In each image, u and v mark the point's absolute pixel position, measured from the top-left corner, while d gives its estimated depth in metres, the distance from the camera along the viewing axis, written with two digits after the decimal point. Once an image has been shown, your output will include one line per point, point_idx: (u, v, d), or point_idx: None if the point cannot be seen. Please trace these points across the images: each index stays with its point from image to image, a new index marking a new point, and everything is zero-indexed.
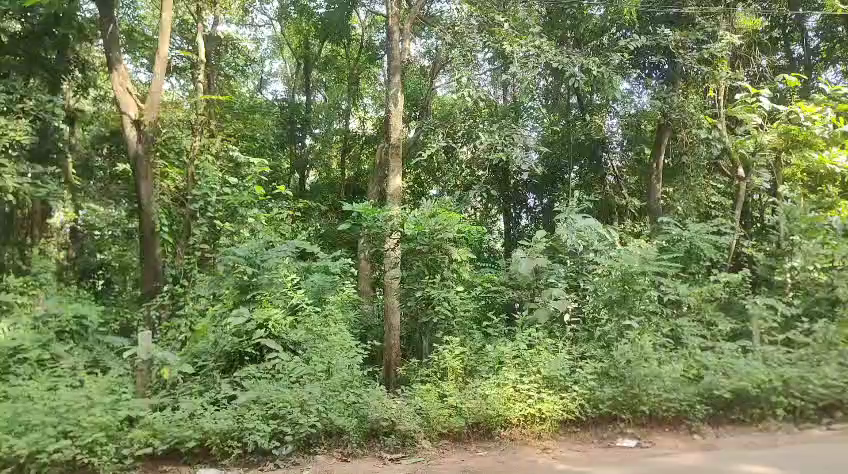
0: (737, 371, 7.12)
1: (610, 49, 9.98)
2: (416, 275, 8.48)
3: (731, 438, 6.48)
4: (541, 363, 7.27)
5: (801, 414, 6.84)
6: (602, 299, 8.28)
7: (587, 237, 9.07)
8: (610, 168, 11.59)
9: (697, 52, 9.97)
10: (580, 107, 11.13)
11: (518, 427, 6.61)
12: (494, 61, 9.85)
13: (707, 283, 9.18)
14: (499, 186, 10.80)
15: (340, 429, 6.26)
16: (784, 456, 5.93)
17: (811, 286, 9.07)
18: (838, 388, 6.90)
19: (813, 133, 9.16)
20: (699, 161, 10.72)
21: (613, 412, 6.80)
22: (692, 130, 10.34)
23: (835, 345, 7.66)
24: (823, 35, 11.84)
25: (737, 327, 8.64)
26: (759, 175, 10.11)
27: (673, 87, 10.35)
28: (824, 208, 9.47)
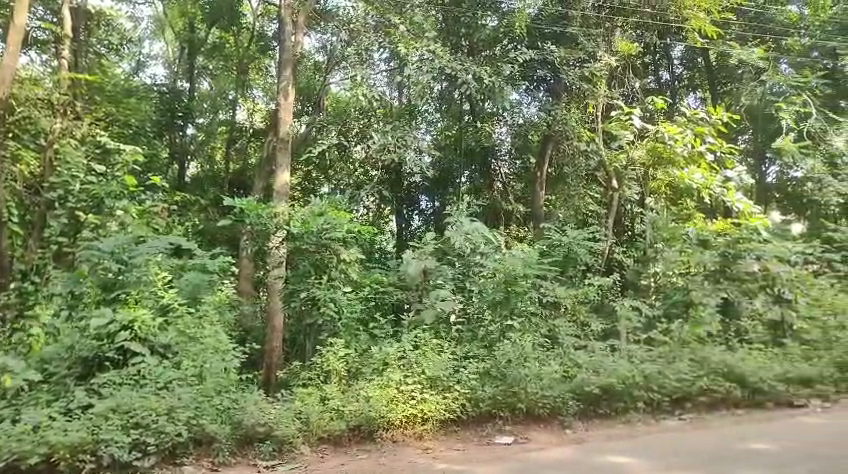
0: (604, 369, 7.61)
1: (501, 59, 10.28)
2: (302, 275, 8.19)
3: (598, 431, 6.90)
4: (426, 364, 7.33)
5: (658, 406, 7.49)
6: (487, 300, 8.63)
7: (472, 241, 9.25)
8: (499, 175, 11.56)
9: (579, 69, 10.73)
10: (471, 114, 10.55)
11: (401, 428, 6.59)
12: (390, 62, 9.83)
13: (582, 286, 9.76)
14: (391, 187, 10.51)
15: (211, 438, 5.94)
16: (644, 447, 6.38)
17: (670, 289, 10.07)
18: (688, 382, 7.67)
19: (676, 153, 10.51)
20: (578, 171, 11.28)
21: (492, 411, 7.00)
22: (574, 141, 10.91)
23: (688, 343, 8.63)
24: (686, 64, 13.17)
25: (606, 327, 9.22)
26: (630, 187, 10.99)
27: (557, 100, 10.90)
28: (682, 220, 10.72)
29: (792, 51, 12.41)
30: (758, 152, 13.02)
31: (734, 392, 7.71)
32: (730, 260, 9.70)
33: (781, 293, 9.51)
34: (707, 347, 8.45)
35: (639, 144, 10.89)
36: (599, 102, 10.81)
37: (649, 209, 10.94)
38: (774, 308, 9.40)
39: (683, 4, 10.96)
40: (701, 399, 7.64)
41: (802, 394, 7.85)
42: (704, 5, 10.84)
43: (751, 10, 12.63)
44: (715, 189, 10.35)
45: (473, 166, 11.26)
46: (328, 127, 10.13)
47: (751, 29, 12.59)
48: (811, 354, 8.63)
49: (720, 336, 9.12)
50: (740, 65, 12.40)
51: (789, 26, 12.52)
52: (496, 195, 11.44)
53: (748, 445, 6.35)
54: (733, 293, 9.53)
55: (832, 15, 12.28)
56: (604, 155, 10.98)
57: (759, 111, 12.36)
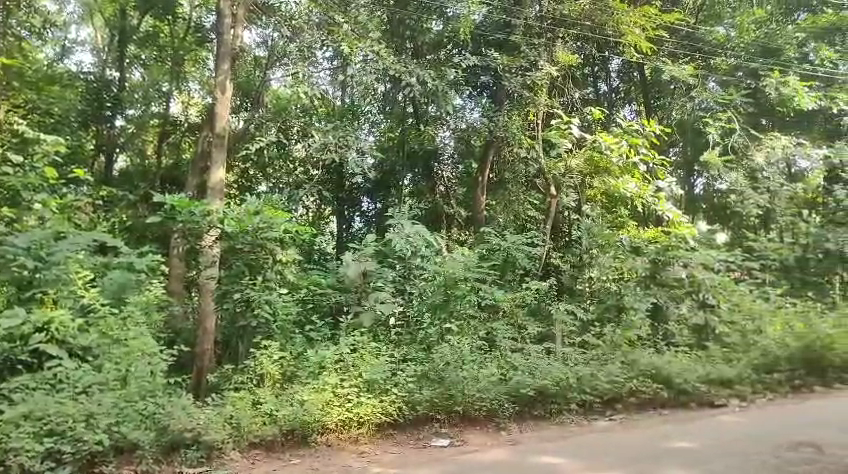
0: (539, 371, 7.76)
1: (445, 63, 10.45)
2: (234, 276, 7.89)
3: (532, 433, 7.00)
4: (363, 367, 7.22)
5: (589, 407, 7.70)
6: (427, 303, 8.65)
7: (413, 242, 9.23)
8: (441, 179, 11.53)
9: (521, 77, 10.90)
10: (415, 117, 10.62)
11: (335, 432, 6.48)
12: (333, 61, 9.73)
13: (520, 289, 9.92)
14: (334, 188, 10.48)
15: (133, 445, 5.61)
16: (575, 447, 6.52)
17: (604, 293, 10.47)
18: (619, 383, 7.92)
19: (611, 162, 10.80)
20: (517, 177, 11.45)
21: (429, 413, 6.99)
22: (514, 148, 11.05)
23: (619, 345, 8.94)
24: (622, 78, 13.54)
25: (543, 330, 9.44)
26: (567, 195, 11.25)
27: (499, 107, 11.00)
28: (617, 228, 11.11)
29: (719, 70, 13.21)
30: (686, 165, 13.63)
31: (661, 393, 8.04)
32: (660, 265, 10.38)
33: (705, 299, 10.20)
34: (637, 350, 8.77)
35: (577, 152, 11.08)
36: (539, 110, 10.95)
37: (585, 216, 11.26)
38: (699, 313, 10.07)
39: (621, 19, 11.22)
40: (630, 399, 7.94)
41: (723, 394, 8.25)
42: (640, 21, 11.31)
43: (683, 30, 13.03)
44: (648, 198, 10.81)
45: (416, 169, 11.26)
46: (266, 124, 9.85)
47: (682, 47, 13.12)
48: (731, 356, 9.10)
49: (649, 340, 9.49)
50: (673, 80, 12.91)
51: (716, 46, 13.24)
52: (437, 198, 11.44)
53: (673, 444, 6.62)
54: (662, 298, 10.24)
55: (755, 37, 13.06)
56: (544, 162, 11.09)
57: (689, 125, 13.00)
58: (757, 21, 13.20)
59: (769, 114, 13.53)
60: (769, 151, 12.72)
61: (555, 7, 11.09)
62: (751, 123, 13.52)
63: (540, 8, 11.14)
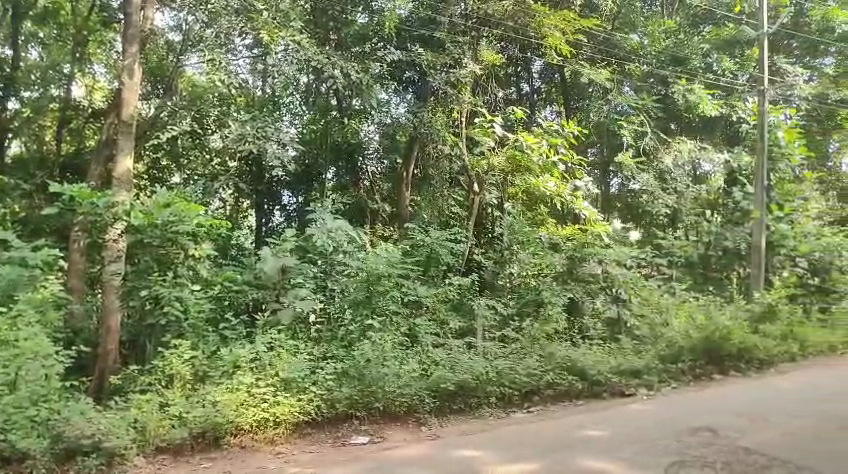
0: (460, 366, 7.84)
1: (369, 57, 10.23)
2: (143, 272, 7.51)
3: (452, 427, 7.06)
4: (280, 365, 7.03)
5: (508, 400, 7.84)
6: (348, 299, 8.53)
7: (335, 237, 8.98)
8: (366, 173, 11.46)
9: (445, 74, 10.95)
10: (339, 109, 10.37)
11: (250, 433, 6.27)
12: (253, 49, 9.28)
13: (443, 285, 9.97)
14: (252, 181, 9.99)
15: (23, 454, 5.22)
16: (493, 439, 6.65)
17: (524, 288, 10.76)
18: (536, 376, 8.15)
19: (532, 161, 11.13)
20: (442, 174, 11.44)
21: (349, 411, 6.89)
22: (438, 144, 11.05)
23: (537, 339, 9.19)
24: (545, 79, 13.71)
25: (464, 325, 9.55)
26: (489, 191, 11.51)
27: (424, 103, 10.93)
28: (537, 225, 11.57)
29: (633, 76, 13.74)
30: (602, 165, 13.96)
31: (576, 384, 8.31)
32: (576, 261, 10.99)
33: (618, 294, 10.82)
34: (554, 343, 9.06)
35: (499, 151, 11.38)
36: (463, 108, 11.14)
37: (506, 213, 11.51)
38: (611, 307, 10.74)
39: (542, 22, 11.51)
40: (547, 391, 8.14)
41: (632, 384, 8.65)
42: (561, 25, 11.59)
43: (600, 35, 13.25)
44: (565, 197, 11.27)
45: (340, 163, 11.11)
46: (180, 113, 9.21)
47: (599, 53, 13.39)
48: (640, 349, 9.60)
49: (565, 333, 9.87)
50: (591, 83, 13.15)
51: (631, 53, 13.60)
52: (360, 193, 11.33)
53: (585, 433, 6.88)
54: (578, 292, 10.77)
55: (666, 46, 13.86)
56: (468, 160, 11.31)
57: (605, 127, 13.27)
58: (666, 31, 14.06)
59: (677, 119, 14.33)
60: (677, 154, 13.60)
61: (481, 6, 11.25)
62: (660, 127, 14.23)
63: (464, 7, 11.34)
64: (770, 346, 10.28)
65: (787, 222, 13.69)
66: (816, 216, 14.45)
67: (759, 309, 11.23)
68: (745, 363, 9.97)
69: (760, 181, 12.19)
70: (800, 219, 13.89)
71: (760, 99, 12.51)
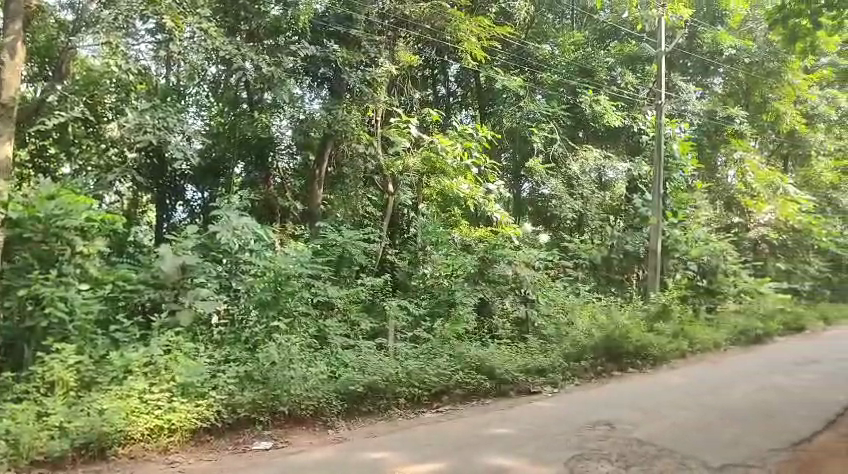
0: (369, 368, 7.79)
1: (282, 50, 9.90)
2: (21, 270, 6.86)
3: (359, 429, 6.97)
4: (178, 369, 6.65)
5: (417, 401, 7.85)
6: (253, 299, 8.19)
7: (241, 235, 8.41)
8: (276, 170, 10.77)
9: (361, 73, 10.77)
10: (248, 102, 9.85)
11: (141, 442, 5.88)
12: (156, 34, 8.66)
13: (355, 286, 9.84)
14: (151, 173, 9.27)
15: None
16: (400, 440, 6.64)
17: (436, 289, 10.77)
18: (445, 376, 8.22)
19: (446, 163, 11.32)
20: (357, 172, 11.24)
21: (252, 416, 6.62)
22: (352, 143, 10.90)
23: (448, 339, 9.34)
24: (461, 83, 13.80)
25: (376, 326, 9.47)
26: (405, 192, 11.53)
27: (338, 100, 10.63)
28: (450, 226, 11.70)
29: (545, 85, 14.20)
30: (514, 169, 14.00)
31: (484, 383, 8.45)
32: (488, 262, 11.27)
33: (526, 294, 11.28)
34: (464, 343, 9.23)
35: (414, 152, 11.45)
36: (378, 108, 11.02)
37: (420, 214, 11.59)
38: (520, 307, 11.15)
39: (459, 26, 11.72)
40: (457, 391, 8.23)
41: (538, 382, 8.97)
42: (475, 31, 11.90)
43: (514, 44, 13.79)
44: (478, 199, 11.51)
45: (250, 157, 10.36)
46: (71, 98, 8.38)
47: (513, 60, 13.88)
48: (547, 348, 9.99)
49: (475, 334, 10.23)
50: (505, 89, 13.45)
51: (542, 62, 14.17)
52: (271, 191, 10.67)
53: (492, 430, 7.02)
54: (488, 294, 11.02)
55: (575, 57, 14.61)
56: (382, 160, 11.23)
57: (518, 133, 13.59)
58: (574, 43, 14.88)
59: (584, 127, 14.76)
60: (583, 162, 14.10)
61: (398, 6, 11.25)
62: (568, 135, 14.59)
63: (381, 6, 11.23)
64: (664, 343, 11.01)
65: (681, 228, 14.75)
66: (705, 223, 15.62)
67: (655, 309, 12.29)
68: (641, 359, 10.62)
69: (656, 190, 13.05)
70: (692, 225, 15.02)
71: (658, 113, 13.35)
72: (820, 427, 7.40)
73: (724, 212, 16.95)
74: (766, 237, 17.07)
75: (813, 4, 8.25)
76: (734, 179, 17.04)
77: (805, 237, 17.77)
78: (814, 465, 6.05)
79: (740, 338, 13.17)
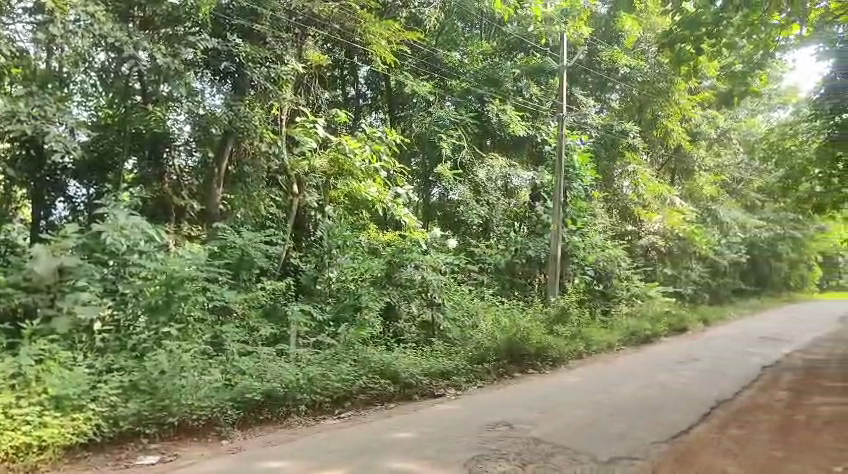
0: (268, 375, 7.56)
1: (180, 40, 9.36)
2: None
3: (256, 438, 6.70)
4: (51, 380, 6.07)
5: (319, 407, 7.67)
6: (141, 304, 7.61)
7: (129, 235, 7.76)
8: (172, 167, 10.04)
9: (265, 69, 10.35)
10: (142, 94, 9.25)
11: (5, 462, 5.20)
12: (35, 15, 7.87)
13: (254, 290, 9.47)
14: (26, 165, 8.22)
15: None
16: (299, 448, 6.45)
17: (342, 293, 10.70)
18: (349, 382, 8.10)
19: (354, 166, 11.23)
20: (259, 171, 10.75)
21: (136, 429, 6.17)
22: (255, 142, 10.48)
23: (352, 344, 9.25)
24: (372, 86, 13.73)
25: (276, 332, 9.23)
26: (310, 194, 11.22)
27: (241, 96, 10.25)
28: (358, 229, 11.66)
29: (454, 92, 14.57)
30: (424, 173, 14.08)
31: (388, 388, 8.45)
32: (395, 266, 11.26)
33: (433, 299, 11.33)
34: (369, 348, 9.16)
35: (321, 153, 11.33)
36: (283, 106, 10.71)
37: (327, 216, 11.42)
38: (427, 311, 11.18)
39: (368, 28, 11.64)
40: (360, 396, 8.13)
41: (442, 385, 9.08)
42: (385, 34, 11.88)
43: (424, 50, 14.04)
44: (387, 202, 11.62)
45: (143, 151, 9.65)
46: None
47: (423, 65, 14.15)
48: (452, 350, 10.20)
49: (381, 338, 10.23)
50: (414, 94, 13.67)
51: (452, 69, 14.50)
52: (166, 189, 10.00)
53: (394, 435, 6.98)
54: (395, 298, 10.99)
55: (483, 66, 15.02)
56: (287, 160, 10.94)
57: (427, 137, 13.70)
58: (483, 53, 15.43)
59: (492, 135, 15.13)
60: (490, 169, 14.46)
61: (306, 4, 10.90)
62: (476, 142, 14.95)
63: (288, 2, 10.76)
64: (562, 345, 11.61)
65: (579, 235, 15.50)
66: (601, 230, 16.58)
67: (554, 311, 12.80)
68: (541, 360, 11.12)
69: (557, 198, 13.64)
70: (590, 232, 15.76)
71: (559, 124, 14.01)
72: (696, 420, 8.01)
73: (619, 221, 18.04)
74: (656, 244, 18.38)
75: (696, 31, 8.93)
76: (629, 191, 18.03)
77: (691, 245, 19.19)
78: (690, 456, 6.51)
79: (631, 339, 14.08)
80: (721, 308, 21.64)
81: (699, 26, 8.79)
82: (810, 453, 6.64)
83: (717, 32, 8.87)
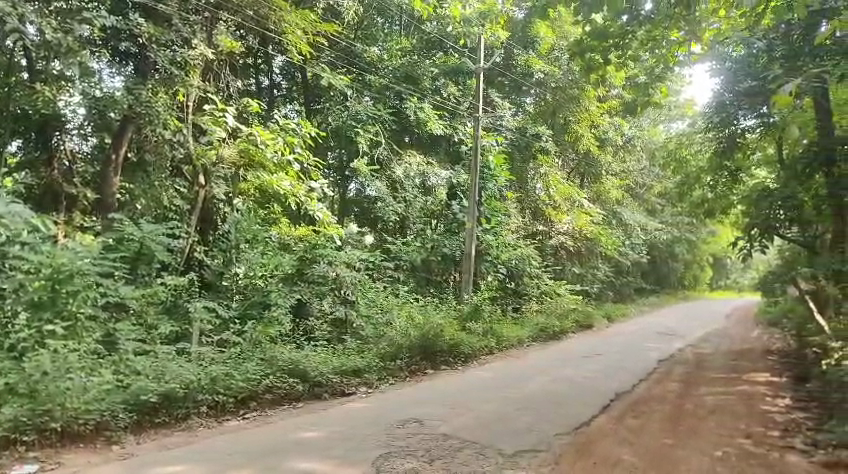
0: (167, 376, 7.15)
1: (72, 15, 8.42)
2: None
3: (151, 442, 6.32)
4: None
5: (221, 409, 7.36)
6: (23, 300, 6.98)
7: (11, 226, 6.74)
8: (62, 152, 9.36)
9: (171, 53, 9.89)
10: (28, 72, 8.47)
11: None
12: None
13: (154, 285, 9.06)
14: None
15: None
16: (199, 450, 6.14)
17: (250, 290, 10.37)
18: (254, 381, 7.84)
19: (266, 157, 10.77)
20: (161, 161, 10.24)
21: (11, 436, 5.56)
22: (158, 129, 9.66)
23: (260, 343, 8.96)
24: (286, 76, 13.90)
25: (176, 330, 8.76)
26: (217, 186, 10.64)
27: (143, 80, 9.76)
28: (269, 224, 11.41)
29: (373, 87, 14.42)
30: (340, 168, 14.05)
31: (296, 387, 8.25)
32: (306, 263, 11.02)
33: (346, 295, 11.24)
34: (278, 347, 8.91)
35: (230, 143, 10.76)
36: (190, 92, 10.06)
37: (235, 209, 10.89)
38: (339, 308, 11.02)
39: (284, 17, 11.32)
40: (266, 396, 7.89)
41: (353, 383, 8.98)
42: (301, 24, 11.67)
43: (341, 43, 13.84)
44: (300, 197, 11.14)
45: (28, 134, 8.98)
46: None
47: (340, 59, 13.94)
48: (364, 348, 10.11)
49: (289, 337, 9.92)
50: (331, 87, 13.49)
51: (369, 64, 14.47)
52: (55, 176, 9.29)
53: (301, 435, 6.82)
54: (306, 295, 10.70)
55: (401, 64, 15.03)
56: (193, 149, 10.36)
57: (343, 132, 13.42)
58: (401, 49, 15.53)
59: (410, 133, 15.27)
60: (407, 166, 14.47)
61: None
62: (394, 138, 15.04)
63: None
64: (474, 342, 11.87)
65: (493, 234, 15.89)
66: (513, 230, 17.29)
67: (468, 309, 13.06)
68: (453, 357, 11.29)
69: (472, 198, 13.87)
70: (503, 231, 16.24)
71: (476, 124, 14.25)
72: (596, 412, 8.40)
73: (531, 221, 18.64)
74: (565, 244, 19.18)
75: (604, 43, 9.18)
76: (541, 192, 18.72)
77: (597, 245, 20.21)
78: (590, 445, 6.83)
79: (540, 335, 14.63)
80: (623, 305, 22.94)
81: (608, 37, 9.05)
82: (694, 439, 7.14)
83: (622, 45, 9.20)
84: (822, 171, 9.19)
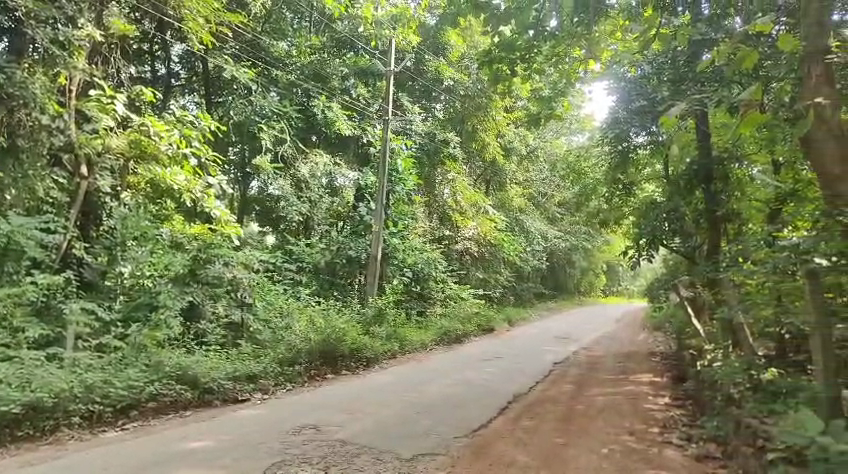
0: (34, 384, 6.47)
1: None
2: None
3: (11, 458, 5.67)
4: None
5: (97, 419, 6.77)
6: None
7: None
8: None
9: (51, 30, 8.96)
10: None
11: None
12: None
13: (23, 284, 8.10)
14: None
15: None
16: (69, 466, 5.59)
17: (138, 291, 9.93)
18: (137, 389, 7.30)
19: (159, 149, 10.17)
20: (36, 147, 8.89)
21: None
22: (33, 112, 8.64)
23: (145, 348, 8.41)
24: (186, 67, 13.13)
25: (49, 334, 7.98)
26: (103, 178, 9.98)
27: (17, 58, 8.61)
28: (160, 220, 10.83)
29: (280, 83, 14.11)
30: (241, 165, 13.62)
31: (185, 394, 7.79)
32: (200, 263, 10.42)
33: (243, 297, 10.94)
34: (164, 352, 8.38)
35: (118, 133, 10.03)
36: (74, 75, 9.24)
37: (123, 204, 10.25)
38: (234, 311, 10.68)
39: (185, 4, 10.75)
40: (150, 404, 7.38)
41: (247, 389, 8.62)
42: (204, 12, 11.03)
43: (245, 35, 13.04)
44: (196, 192, 10.60)
45: None
46: None
47: (245, 51, 13.33)
48: (260, 353, 9.78)
49: (179, 340, 9.47)
50: (235, 80, 12.95)
51: (276, 59, 13.99)
52: None
53: (188, 445, 6.42)
54: (199, 296, 10.18)
55: (310, 61, 14.95)
56: (75, 136, 9.40)
57: (245, 127, 12.94)
58: (310, 47, 15.36)
59: (316, 132, 15.18)
60: (313, 166, 14.12)
61: None
62: (301, 135, 14.88)
63: None
64: (377, 345, 11.80)
65: (399, 237, 15.96)
66: (419, 233, 17.66)
67: (372, 310, 13.08)
68: (355, 362, 11.18)
69: (379, 200, 13.79)
70: (409, 234, 16.41)
71: (385, 126, 14.19)
72: (494, 414, 8.60)
73: (437, 225, 18.84)
74: (470, 250, 19.46)
75: (510, 54, 9.36)
76: (448, 197, 19.09)
77: (500, 251, 20.76)
78: (485, 447, 6.95)
79: (443, 338, 14.80)
80: (523, 309, 23.73)
81: (514, 49, 9.21)
82: (583, 438, 7.47)
83: (528, 57, 9.34)
84: (700, 188, 10.00)
